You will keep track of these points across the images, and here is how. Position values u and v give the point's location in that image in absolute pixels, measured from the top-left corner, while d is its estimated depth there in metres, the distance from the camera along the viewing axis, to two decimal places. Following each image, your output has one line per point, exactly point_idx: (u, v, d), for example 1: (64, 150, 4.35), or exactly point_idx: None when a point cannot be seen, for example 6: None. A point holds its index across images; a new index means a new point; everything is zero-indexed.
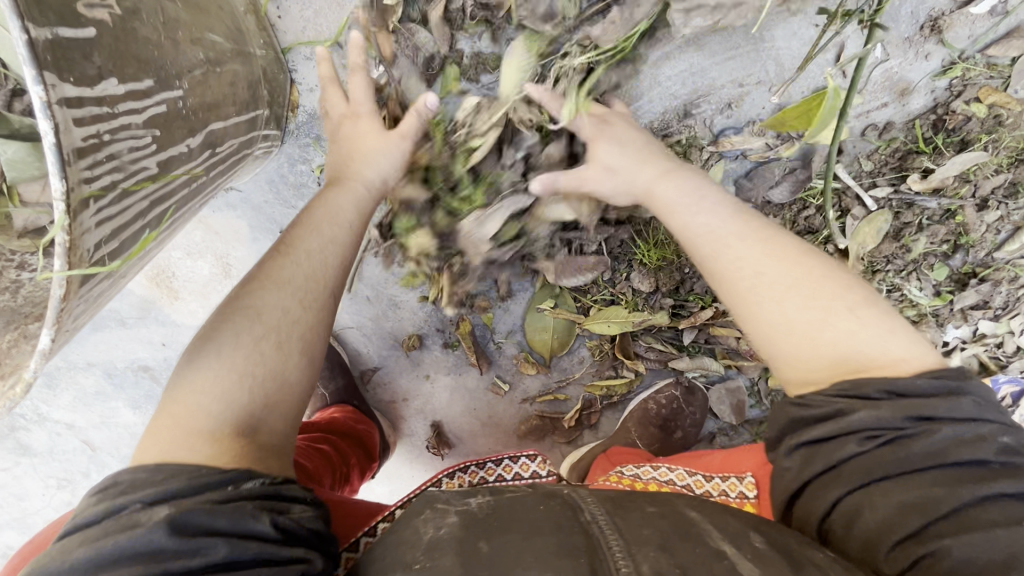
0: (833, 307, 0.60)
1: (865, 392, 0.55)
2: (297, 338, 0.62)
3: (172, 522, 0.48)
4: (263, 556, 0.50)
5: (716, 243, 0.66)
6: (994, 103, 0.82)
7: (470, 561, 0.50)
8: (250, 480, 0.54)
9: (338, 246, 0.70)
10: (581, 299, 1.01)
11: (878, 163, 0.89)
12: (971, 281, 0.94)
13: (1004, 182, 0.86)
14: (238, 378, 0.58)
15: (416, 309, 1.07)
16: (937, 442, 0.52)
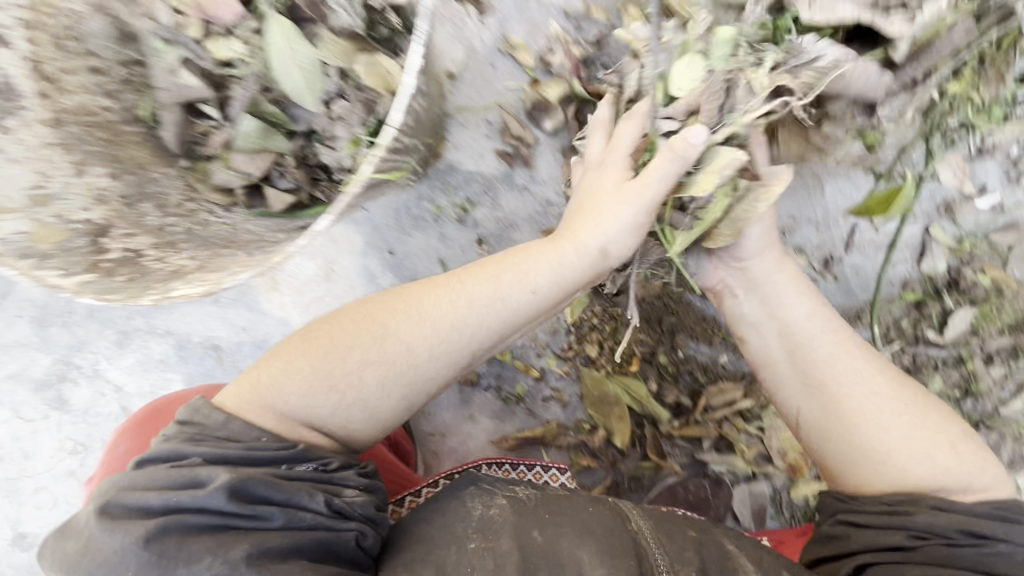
0: (935, 444, 0.69)
1: (924, 500, 0.66)
2: (405, 375, 0.68)
3: (231, 489, 0.56)
4: (319, 525, 0.59)
5: (835, 351, 0.76)
6: (996, 276, 1.00)
7: (526, 547, 0.65)
8: (305, 463, 0.62)
9: (509, 305, 0.72)
10: (627, 366, 1.10)
11: (901, 311, 1.06)
12: (981, 429, 1.05)
13: (1007, 344, 1.01)
14: (329, 388, 0.65)
15: None
16: (986, 554, 0.61)
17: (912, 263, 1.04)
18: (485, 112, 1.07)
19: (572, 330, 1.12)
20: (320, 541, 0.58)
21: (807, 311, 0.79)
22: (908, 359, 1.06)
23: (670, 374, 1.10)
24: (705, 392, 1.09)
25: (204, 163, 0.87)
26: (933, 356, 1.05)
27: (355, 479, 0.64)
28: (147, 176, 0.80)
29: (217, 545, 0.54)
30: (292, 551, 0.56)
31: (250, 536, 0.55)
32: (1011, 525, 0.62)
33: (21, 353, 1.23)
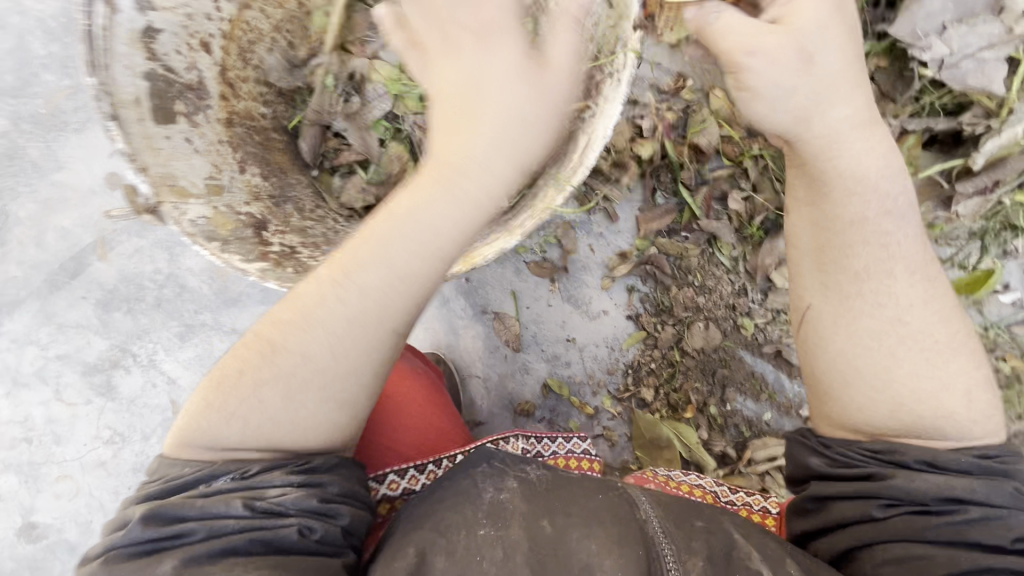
0: (914, 359, 0.65)
1: (905, 460, 0.64)
2: (353, 364, 0.65)
3: (150, 516, 0.58)
4: (247, 528, 0.59)
5: (873, 231, 0.65)
6: (1016, 365, 1.12)
7: (537, 536, 0.71)
8: (219, 479, 0.61)
9: (425, 263, 0.65)
10: (678, 412, 1.16)
11: None
12: None
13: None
14: (246, 430, 0.63)
15: (538, 381, 1.20)
16: (962, 521, 0.60)
17: None
18: None
19: (631, 371, 1.18)
20: (250, 540, 0.58)
21: (872, 208, 0.65)
22: None
23: (717, 424, 1.16)
24: (749, 446, 1.15)
25: (329, 175, 0.94)
26: None
27: (279, 476, 0.62)
28: (289, 183, 0.87)
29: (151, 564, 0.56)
30: (223, 552, 0.57)
31: (179, 551, 0.57)
32: (991, 479, 0.61)
33: (77, 334, 1.23)
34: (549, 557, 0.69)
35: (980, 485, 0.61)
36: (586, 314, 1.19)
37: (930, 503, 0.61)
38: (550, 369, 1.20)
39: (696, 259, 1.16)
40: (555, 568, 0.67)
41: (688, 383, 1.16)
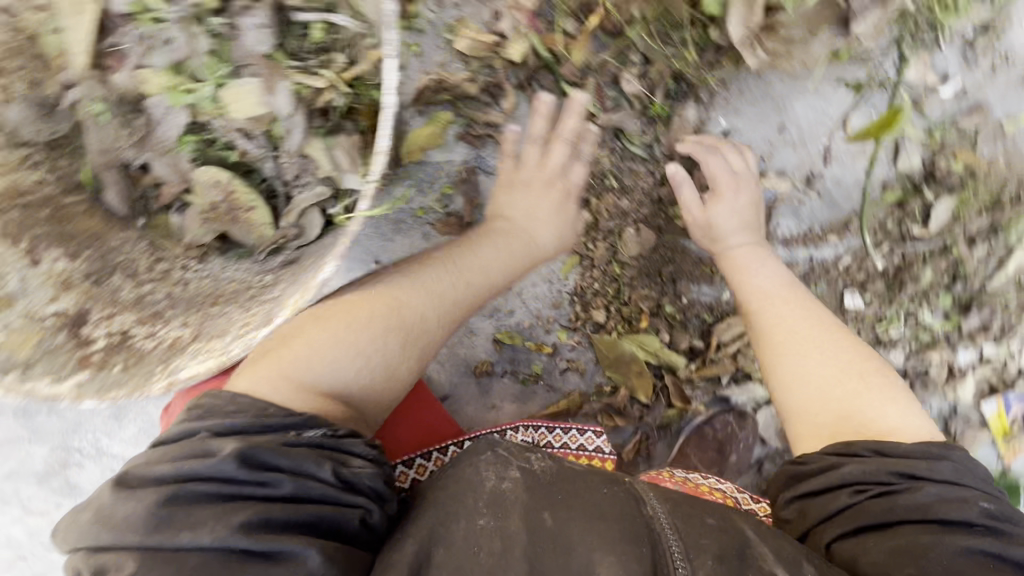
0: (841, 372, 0.81)
1: (857, 450, 0.71)
2: (419, 346, 0.88)
3: (240, 458, 0.66)
4: (327, 498, 0.67)
5: (762, 298, 0.91)
6: (969, 160, 1.02)
7: (535, 529, 0.69)
8: (311, 432, 0.73)
9: (473, 291, 0.94)
10: (635, 323, 1.11)
11: (881, 215, 1.09)
12: (972, 306, 1.09)
13: (985, 223, 1.05)
14: (355, 357, 0.83)
15: (488, 339, 1.14)
16: (923, 497, 0.65)
17: (890, 164, 1.06)
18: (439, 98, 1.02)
19: (576, 300, 1.12)
20: (320, 514, 0.66)
21: (755, 261, 0.95)
22: (897, 258, 1.09)
23: (678, 321, 1.11)
24: (715, 332, 1.11)
25: (166, 216, 0.85)
26: (920, 250, 1.08)
27: (361, 448, 0.75)
28: (110, 247, 0.80)
29: (226, 510, 0.63)
30: (295, 527, 0.64)
31: (258, 503, 0.64)
32: (937, 459, 0.68)
33: (12, 449, 1.17)
34: (549, 556, 0.66)
35: (932, 465, 0.67)
36: None
37: (893, 480, 0.67)
38: (495, 323, 1.14)
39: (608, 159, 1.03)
40: (551, 563, 0.66)
41: (637, 292, 1.09)
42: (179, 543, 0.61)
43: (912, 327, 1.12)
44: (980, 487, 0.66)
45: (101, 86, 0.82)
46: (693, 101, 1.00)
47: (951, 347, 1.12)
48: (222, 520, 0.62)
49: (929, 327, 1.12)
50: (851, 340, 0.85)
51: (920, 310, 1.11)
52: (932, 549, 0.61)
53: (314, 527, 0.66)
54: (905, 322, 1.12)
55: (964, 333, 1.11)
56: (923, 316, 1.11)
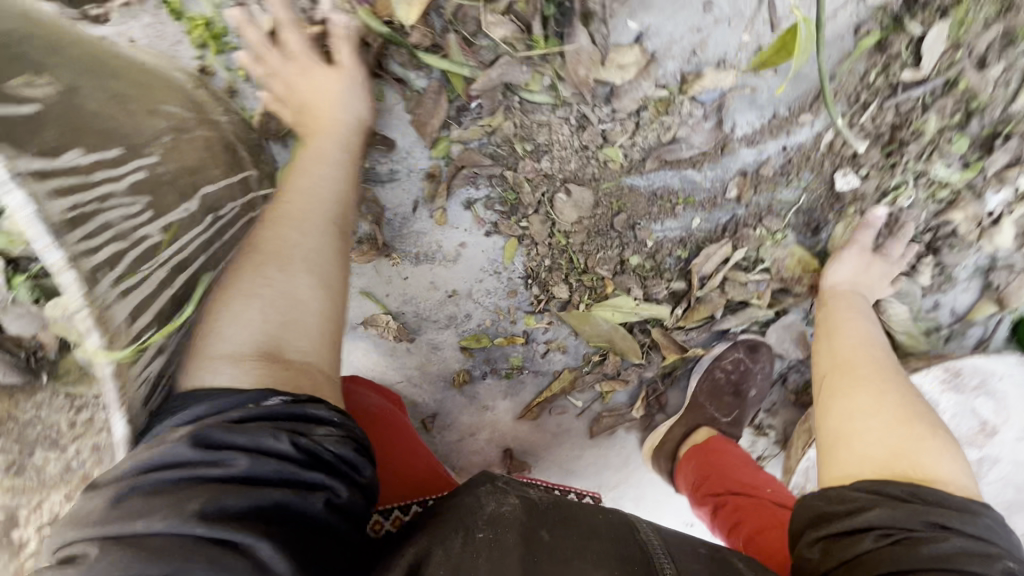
0: (889, 424, 0.74)
1: (889, 490, 0.65)
2: (299, 258, 0.69)
3: (194, 437, 0.52)
4: (283, 475, 0.53)
5: (850, 351, 0.87)
6: None
7: (532, 544, 0.61)
8: (270, 399, 0.58)
9: (322, 177, 0.76)
10: (603, 290, 0.97)
11: (864, 70, 0.85)
12: (997, 142, 0.89)
13: (999, 35, 0.80)
14: (246, 301, 0.64)
15: (456, 349, 1.05)
16: (946, 547, 0.58)
17: (857, 2, 0.81)
18: (294, 122, 0.85)
19: (531, 282, 0.99)
20: (282, 496, 0.52)
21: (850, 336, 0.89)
22: (891, 114, 0.88)
23: (651, 270, 0.98)
24: (694, 267, 0.98)
25: (64, 359, 0.80)
26: (917, 96, 0.86)
27: (327, 413, 0.61)
28: (27, 420, 0.83)
29: (185, 497, 0.48)
30: (250, 509, 0.49)
31: (214, 484, 0.49)
32: (969, 515, 0.61)
33: None
34: (545, 564, 0.57)
35: (964, 521, 0.60)
36: (444, 261, 0.97)
37: (921, 528, 0.60)
38: (456, 333, 1.04)
39: (512, 120, 0.85)
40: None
41: (596, 257, 0.95)
42: (133, 535, 0.46)
43: (926, 188, 0.94)
44: (1006, 548, 0.59)
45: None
46: (581, 17, 0.76)
47: (977, 195, 0.94)
48: (177, 506, 0.47)
49: (947, 181, 0.93)
50: (922, 419, 0.75)
51: (932, 166, 0.91)
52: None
53: (279, 514, 0.51)
54: (916, 185, 0.93)
55: (989, 175, 0.92)
56: (938, 171, 0.92)
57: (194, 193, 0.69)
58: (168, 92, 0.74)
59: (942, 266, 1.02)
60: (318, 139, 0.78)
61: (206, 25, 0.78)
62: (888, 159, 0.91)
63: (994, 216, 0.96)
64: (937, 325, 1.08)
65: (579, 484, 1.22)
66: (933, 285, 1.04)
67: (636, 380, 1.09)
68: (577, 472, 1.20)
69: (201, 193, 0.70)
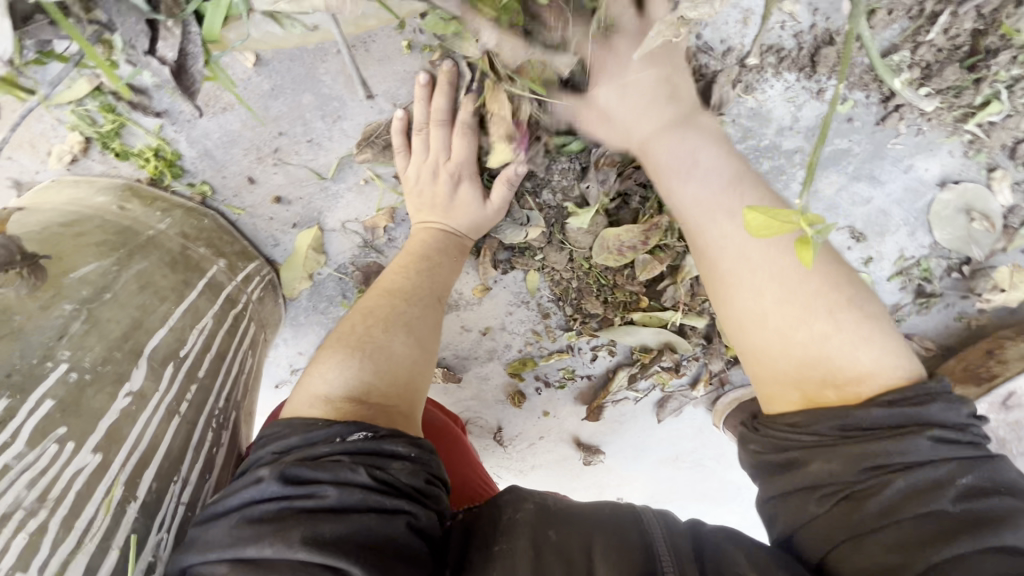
0: (811, 310, 0.56)
1: (816, 429, 0.53)
2: (402, 319, 0.68)
3: (282, 474, 0.52)
4: (369, 502, 0.52)
5: (705, 214, 0.63)
6: None
7: (542, 549, 0.59)
8: (354, 433, 0.56)
9: (431, 267, 0.73)
10: (642, 299, 0.90)
11: None
12: None
13: None
14: (354, 351, 0.64)
15: (505, 375, 1.05)
16: (891, 496, 0.48)
17: None
18: (278, 222, 0.81)
19: (563, 303, 0.93)
20: (365, 524, 0.51)
21: (687, 186, 0.64)
22: (970, 20, 0.69)
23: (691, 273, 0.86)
24: None
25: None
26: None
27: (402, 446, 0.57)
28: None
29: (284, 524, 0.49)
30: (342, 536, 0.50)
31: (307, 518, 0.50)
32: (911, 437, 0.49)
33: None
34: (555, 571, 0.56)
35: (908, 439, 0.49)
36: (468, 304, 0.95)
37: (862, 479, 0.49)
38: (501, 362, 1.02)
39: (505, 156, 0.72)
40: None
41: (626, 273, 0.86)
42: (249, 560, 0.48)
43: None
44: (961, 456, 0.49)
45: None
46: None
47: None
48: (279, 537, 0.48)
49: None
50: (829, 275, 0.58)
51: None
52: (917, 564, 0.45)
53: (363, 539, 0.50)
54: (1013, 95, 0.74)
55: None
56: None
57: (136, 362, 0.51)
58: (76, 245, 0.57)
59: None
60: (426, 216, 0.75)
61: (158, 154, 0.73)
62: (970, 75, 0.72)
63: None
64: None
65: (657, 455, 1.24)
66: None
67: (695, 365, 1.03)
68: (652, 446, 1.22)
69: (144, 354, 0.52)
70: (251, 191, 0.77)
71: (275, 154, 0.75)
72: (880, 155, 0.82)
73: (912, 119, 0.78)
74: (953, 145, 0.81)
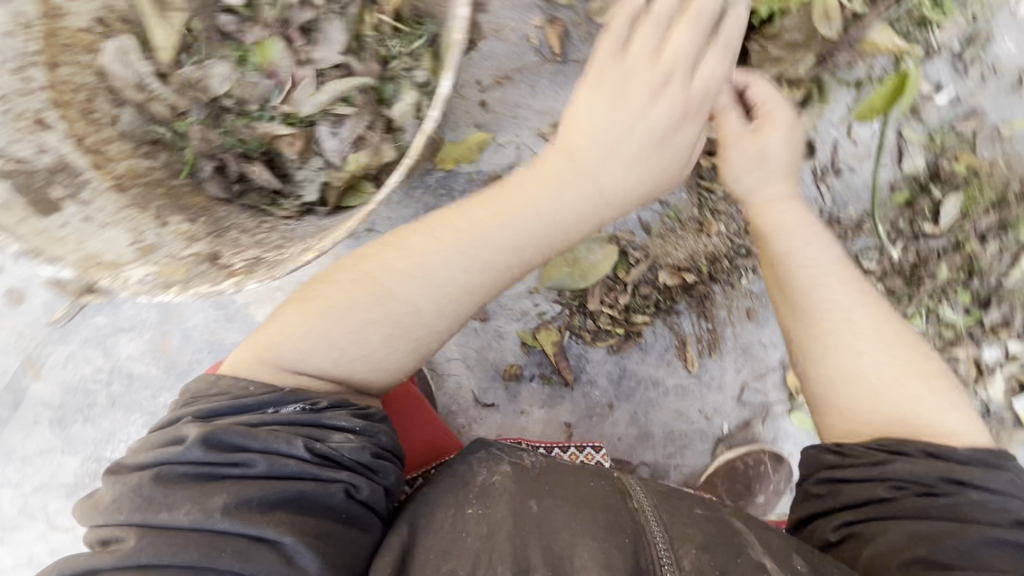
0: (910, 376, 0.75)
1: (907, 448, 0.71)
2: (423, 303, 0.74)
3: (204, 442, 0.67)
4: (301, 472, 0.69)
5: (816, 281, 0.79)
6: (970, 162, 1.10)
7: (522, 513, 0.77)
8: (290, 407, 0.72)
9: (465, 216, 0.76)
10: (635, 311, 1.14)
11: (906, 226, 1.12)
12: (991, 303, 1.12)
13: (994, 220, 1.10)
14: (320, 343, 0.74)
15: (517, 343, 1.16)
16: (962, 502, 0.68)
17: (894, 166, 1.12)
18: (469, 117, 1.10)
19: (578, 298, 1.14)
20: (302, 491, 0.68)
21: (801, 247, 0.80)
22: (913, 255, 1.12)
23: (670, 296, 1.14)
24: (705, 300, 1.14)
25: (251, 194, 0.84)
26: (934, 247, 1.12)
27: (349, 422, 0.74)
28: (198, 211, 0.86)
29: (208, 490, 0.65)
30: (275, 498, 0.67)
31: (236, 482, 0.66)
32: (990, 469, 0.69)
33: (45, 462, 1.17)
34: (534, 538, 0.74)
35: (984, 472, 0.69)
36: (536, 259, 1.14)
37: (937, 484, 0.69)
38: (521, 327, 1.16)
39: None
40: (540, 538, 0.74)
41: (636, 286, 1.12)
42: (176, 518, 0.64)
43: (935, 325, 1.14)
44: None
45: (169, 66, 0.82)
46: None
47: (975, 343, 1.14)
48: (201, 506, 0.64)
49: (952, 324, 1.13)
50: (930, 354, 0.77)
51: (941, 306, 1.13)
52: (950, 541, 0.66)
53: (299, 504, 0.68)
54: (927, 320, 1.14)
55: (984, 328, 1.13)
56: (945, 313, 1.13)
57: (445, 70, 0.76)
58: None
59: None
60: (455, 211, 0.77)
61: None
62: (908, 289, 1.13)
63: (988, 368, 1.15)
64: None
65: None
66: None
67: (657, 418, 1.20)
68: None
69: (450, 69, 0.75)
70: (472, 87, 1.09)
71: (503, 80, 1.10)
72: None
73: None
74: None
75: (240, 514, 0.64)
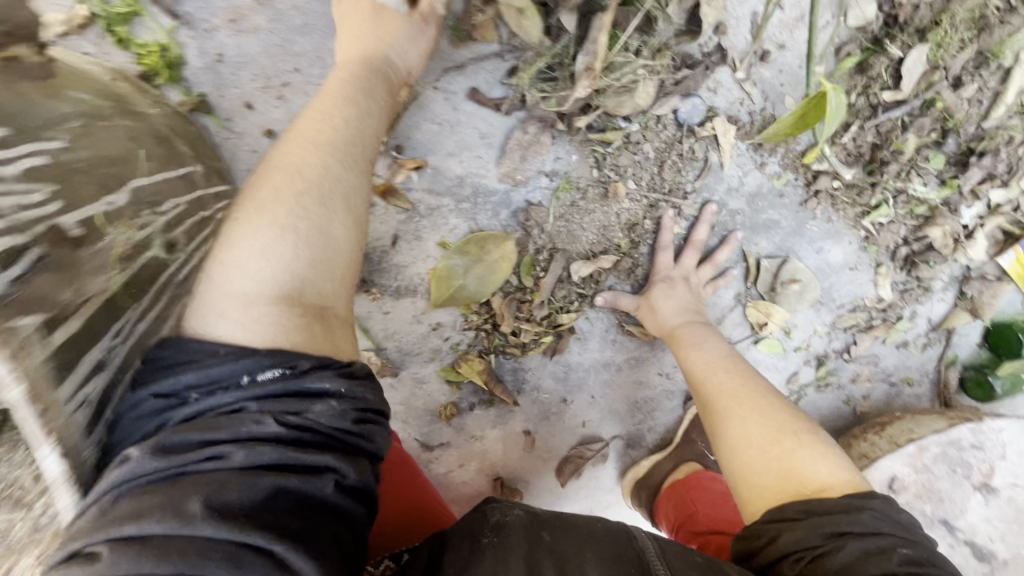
0: (796, 441, 0.70)
1: (785, 512, 0.63)
2: (332, 193, 0.60)
3: (161, 444, 0.48)
4: (280, 460, 0.49)
5: (706, 369, 0.85)
6: None
7: (535, 543, 0.62)
8: (269, 370, 0.52)
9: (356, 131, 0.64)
10: (561, 309, 0.95)
11: (858, 101, 0.87)
12: (971, 159, 0.91)
13: (971, 56, 0.84)
14: (282, 233, 0.56)
15: (442, 380, 1.01)
16: (848, 556, 0.56)
17: (836, 23, 0.85)
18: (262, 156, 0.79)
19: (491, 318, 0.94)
20: (279, 483, 0.47)
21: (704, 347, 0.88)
22: (872, 134, 0.89)
23: (595, 280, 0.94)
24: (635, 268, 0.94)
25: None
26: (897, 117, 0.87)
27: (333, 384, 0.54)
28: None
29: (175, 496, 0.45)
30: (266, 498, 0.46)
31: (204, 483, 0.46)
32: (855, 512, 0.60)
33: None
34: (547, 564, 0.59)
35: (862, 514, 0.59)
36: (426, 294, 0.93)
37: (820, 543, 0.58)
38: (439, 365, 0.99)
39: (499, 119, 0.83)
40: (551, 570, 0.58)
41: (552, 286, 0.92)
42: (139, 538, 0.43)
43: (904, 205, 0.95)
44: (900, 533, 0.59)
45: None
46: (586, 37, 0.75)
47: (953, 210, 0.95)
48: (171, 512, 0.43)
49: (925, 198, 0.94)
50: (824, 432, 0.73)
51: (911, 183, 0.92)
52: None
53: (290, 500, 0.48)
54: (895, 203, 0.94)
55: (964, 191, 0.93)
56: (917, 189, 0.93)
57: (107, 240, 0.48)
58: (72, 81, 0.58)
59: (919, 278, 1.04)
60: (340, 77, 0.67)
61: (161, 52, 0.72)
62: (869, 177, 0.92)
63: (968, 229, 0.98)
64: (915, 336, 1.11)
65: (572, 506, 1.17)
66: (912, 298, 1.06)
67: (618, 394, 1.09)
68: (569, 494, 1.15)
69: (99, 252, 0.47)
70: (247, 115, 0.77)
71: (284, 87, 0.76)
72: (800, 234, 0.98)
73: (825, 207, 0.97)
74: (852, 237, 1.00)
75: (225, 516, 0.44)
